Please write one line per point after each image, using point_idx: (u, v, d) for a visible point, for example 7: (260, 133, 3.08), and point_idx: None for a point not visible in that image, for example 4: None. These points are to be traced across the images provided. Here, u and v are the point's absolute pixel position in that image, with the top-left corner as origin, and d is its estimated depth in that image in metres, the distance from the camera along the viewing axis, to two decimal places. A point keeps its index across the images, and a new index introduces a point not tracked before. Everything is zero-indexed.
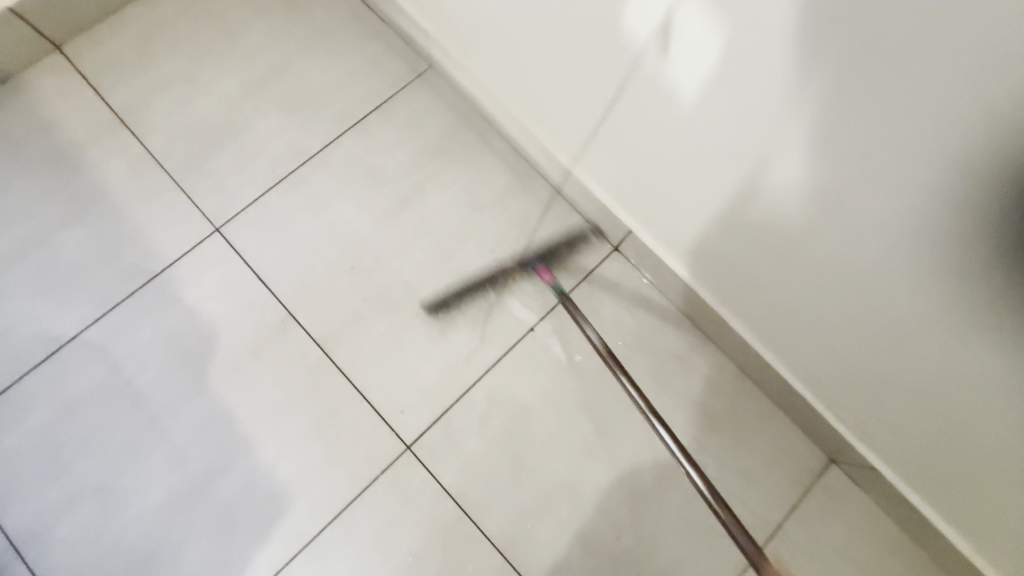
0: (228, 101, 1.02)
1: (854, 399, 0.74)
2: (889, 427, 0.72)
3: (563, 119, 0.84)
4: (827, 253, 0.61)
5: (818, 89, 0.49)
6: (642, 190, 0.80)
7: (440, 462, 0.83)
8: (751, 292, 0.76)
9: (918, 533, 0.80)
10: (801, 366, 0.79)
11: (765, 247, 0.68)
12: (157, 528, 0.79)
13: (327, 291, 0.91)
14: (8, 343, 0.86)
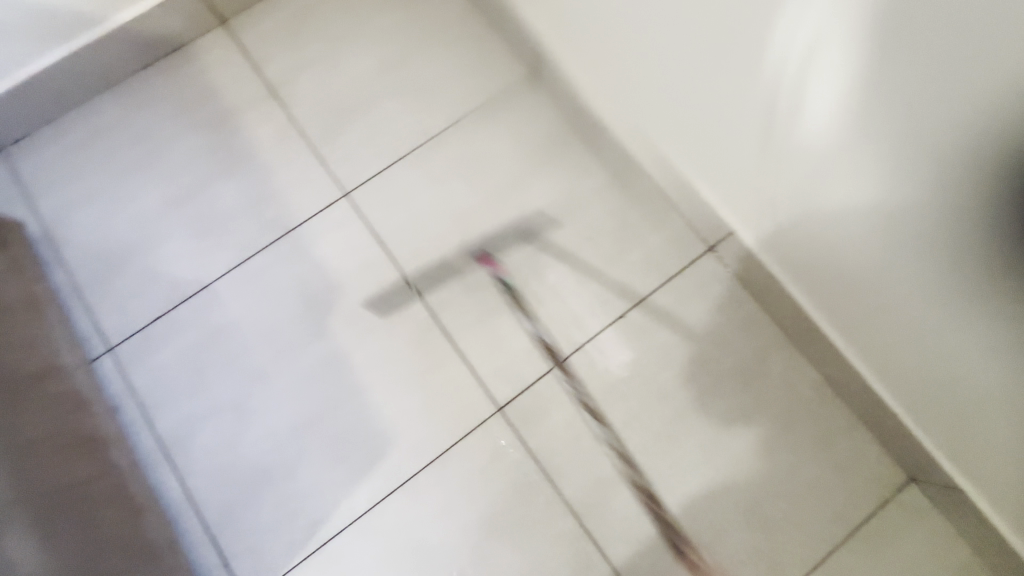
0: (362, 79, 1.13)
1: (950, 420, 0.73)
2: (981, 457, 0.71)
3: (672, 114, 0.86)
4: (870, 256, 0.67)
5: (869, 113, 0.56)
6: (726, 175, 0.85)
7: (527, 426, 0.91)
8: (836, 292, 0.78)
9: (998, 562, 0.80)
10: (897, 381, 0.78)
11: (823, 245, 0.74)
12: (278, 448, 0.90)
13: (437, 258, 1.00)
14: (169, 274, 1.00)
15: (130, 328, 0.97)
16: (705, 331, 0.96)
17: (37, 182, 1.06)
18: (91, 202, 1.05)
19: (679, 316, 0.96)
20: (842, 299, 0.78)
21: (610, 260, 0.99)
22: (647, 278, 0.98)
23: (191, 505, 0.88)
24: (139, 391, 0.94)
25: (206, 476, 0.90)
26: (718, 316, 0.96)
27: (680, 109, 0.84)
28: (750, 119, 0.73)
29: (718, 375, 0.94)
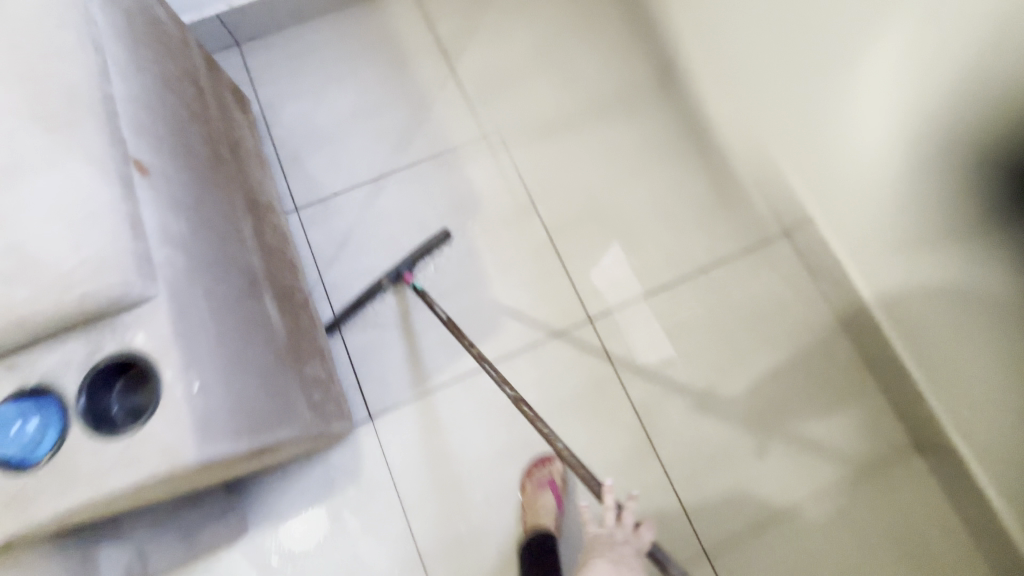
0: (522, 47, 1.37)
1: (958, 378, 0.94)
2: (982, 416, 0.92)
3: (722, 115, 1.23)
4: (890, 188, 0.91)
5: (894, 63, 0.82)
6: (749, 147, 1.18)
7: (610, 337, 1.14)
8: (872, 246, 1.00)
9: (972, 515, 1.01)
10: (916, 345, 1.00)
11: (853, 185, 0.97)
12: (417, 310, 1.15)
13: (562, 197, 1.24)
14: (353, 164, 1.27)
15: (316, 198, 1.24)
16: (770, 297, 1.16)
17: (261, 74, 1.34)
18: (301, 98, 1.32)
19: (750, 281, 1.17)
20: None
21: (703, 228, 1.21)
22: (730, 248, 1.19)
23: (338, 336, 1.14)
24: (315, 247, 1.20)
25: (357, 317, 1.15)
26: (783, 288, 1.16)
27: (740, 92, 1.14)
28: (818, 81, 0.95)
29: (773, 334, 1.14)
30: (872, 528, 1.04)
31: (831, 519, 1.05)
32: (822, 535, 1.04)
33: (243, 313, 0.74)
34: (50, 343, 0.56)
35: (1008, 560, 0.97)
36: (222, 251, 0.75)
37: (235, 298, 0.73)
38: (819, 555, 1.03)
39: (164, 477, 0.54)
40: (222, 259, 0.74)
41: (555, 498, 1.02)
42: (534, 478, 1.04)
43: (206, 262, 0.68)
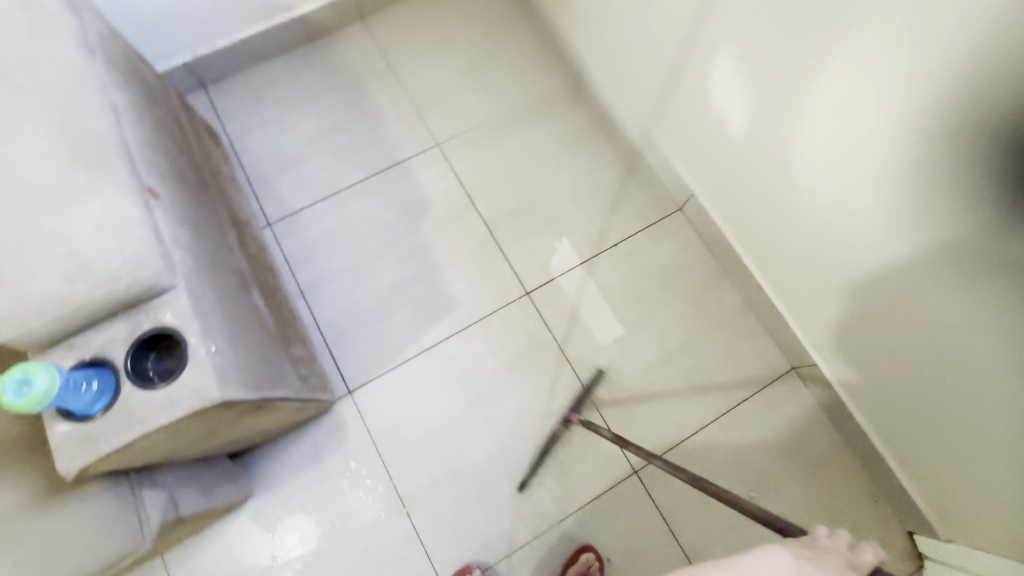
0: (454, 72, 1.61)
1: (825, 320, 1.17)
2: (851, 353, 1.14)
3: (623, 116, 1.48)
4: (777, 169, 1.09)
5: (784, 62, 0.96)
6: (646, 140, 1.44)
7: (545, 305, 1.38)
8: (757, 218, 1.21)
9: (833, 413, 1.29)
10: (777, 286, 1.27)
11: (747, 163, 1.16)
12: (381, 298, 1.37)
13: (496, 194, 1.48)
14: (315, 181, 1.47)
15: (285, 213, 1.44)
16: (671, 261, 1.42)
17: (227, 111, 1.53)
18: (265, 130, 1.52)
19: (654, 249, 1.43)
20: (991, 372, 0.86)
21: (614, 210, 1.47)
22: (637, 225, 1.45)
23: (316, 327, 1.33)
24: (288, 255, 1.40)
25: (330, 310, 1.35)
26: (680, 253, 1.43)
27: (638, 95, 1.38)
28: (727, 67, 1.08)
29: (676, 290, 1.40)
30: (763, 435, 1.30)
31: (731, 430, 1.31)
32: (725, 446, 1.30)
33: (237, 302, 0.93)
34: (104, 324, 0.76)
35: (860, 444, 1.25)
36: (217, 255, 0.95)
37: (231, 291, 0.93)
38: (723, 461, 1.29)
39: (198, 412, 0.74)
40: (218, 261, 0.94)
41: None
42: None
43: (206, 263, 0.88)
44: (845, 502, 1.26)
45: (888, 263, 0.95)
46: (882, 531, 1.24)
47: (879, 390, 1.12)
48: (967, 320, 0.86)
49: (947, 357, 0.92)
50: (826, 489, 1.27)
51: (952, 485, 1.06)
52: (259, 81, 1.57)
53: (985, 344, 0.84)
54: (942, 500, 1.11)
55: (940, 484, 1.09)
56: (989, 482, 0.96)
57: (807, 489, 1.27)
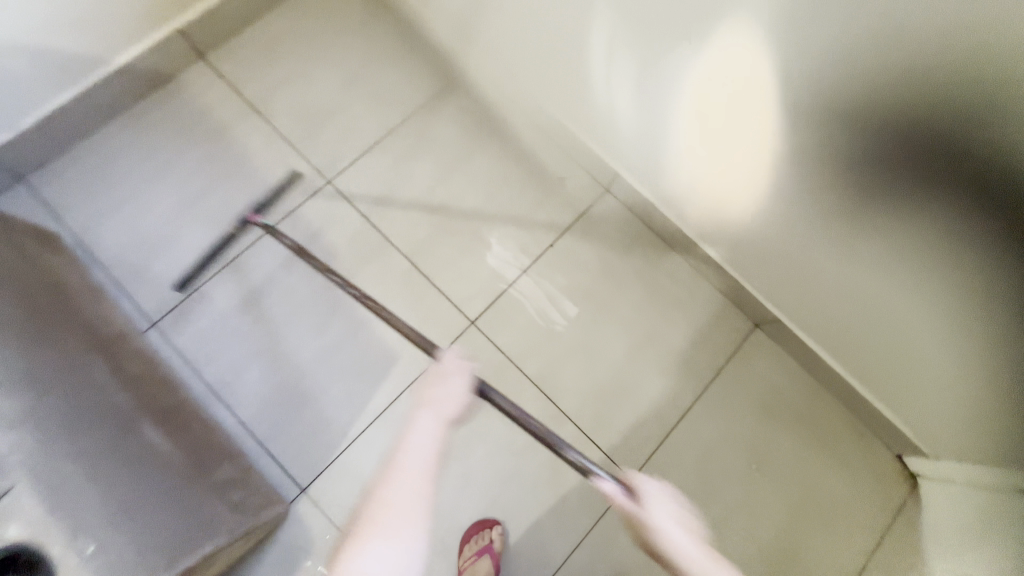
0: (326, 94, 1.40)
1: (765, 263, 1.11)
2: (796, 294, 1.10)
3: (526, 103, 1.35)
4: (683, 161, 1.05)
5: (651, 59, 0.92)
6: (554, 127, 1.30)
7: (493, 331, 1.26)
8: (682, 194, 1.15)
9: (806, 360, 1.26)
10: (720, 251, 1.21)
11: (651, 153, 1.11)
12: (309, 374, 1.19)
13: (408, 222, 1.31)
14: (195, 259, 1.25)
15: (167, 306, 1.22)
16: (611, 248, 1.33)
17: (61, 201, 1.26)
18: (116, 213, 1.27)
19: (592, 239, 1.34)
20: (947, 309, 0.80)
21: (539, 208, 1.35)
22: (566, 218, 1.35)
23: (244, 429, 1.15)
24: (186, 352, 1.19)
25: (253, 405, 1.16)
26: (618, 236, 1.34)
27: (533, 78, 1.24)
28: (598, 69, 1.05)
29: (623, 277, 1.32)
30: (747, 401, 1.26)
31: (714, 406, 1.25)
32: (712, 424, 1.24)
33: (124, 451, 0.75)
34: None
35: (838, 385, 1.23)
36: (81, 401, 0.76)
37: (112, 440, 0.75)
38: (714, 440, 1.23)
39: None
40: (83, 409, 0.75)
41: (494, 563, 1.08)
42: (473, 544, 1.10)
43: (64, 423, 0.70)
44: (838, 443, 1.24)
45: (828, 220, 0.87)
46: (878, 463, 1.24)
47: (845, 340, 1.09)
48: (911, 263, 0.79)
49: (900, 299, 0.87)
50: (819, 438, 1.24)
51: (932, 410, 1.04)
52: (93, 157, 1.30)
53: (935, 283, 0.78)
54: (930, 428, 1.09)
55: (921, 411, 1.08)
56: (967, 405, 0.93)
57: (800, 443, 1.24)
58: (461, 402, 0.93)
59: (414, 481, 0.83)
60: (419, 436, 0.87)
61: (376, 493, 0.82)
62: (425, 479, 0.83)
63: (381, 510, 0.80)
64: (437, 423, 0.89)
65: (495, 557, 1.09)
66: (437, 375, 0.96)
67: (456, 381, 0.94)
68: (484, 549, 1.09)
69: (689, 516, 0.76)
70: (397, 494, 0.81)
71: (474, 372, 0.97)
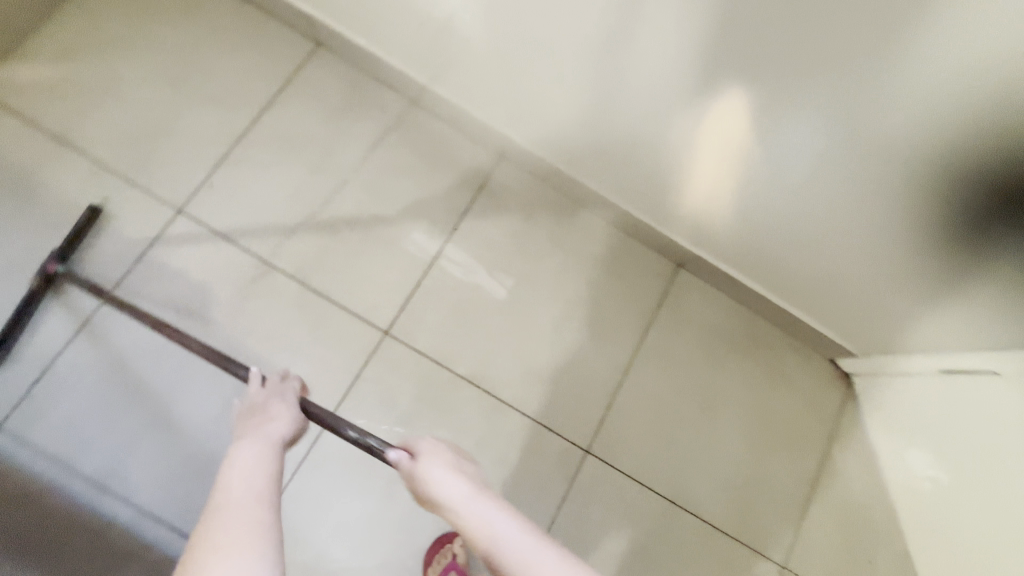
0: (152, 105, 1.18)
1: (735, 240, 1.12)
2: (771, 266, 1.12)
3: (395, 76, 1.23)
4: (566, 106, 1.06)
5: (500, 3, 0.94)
6: (433, 93, 1.21)
7: (411, 335, 1.13)
8: (574, 139, 1.12)
9: (733, 288, 1.24)
10: (626, 194, 1.18)
11: (535, 110, 1.11)
12: (211, 435, 1.04)
13: (286, 236, 1.14)
14: (33, 337, 1.04)
15: (12, 402, 1.01)
16: (520, 217, 1.24)
17: None
18: None
19: (497, 211, 1.23)
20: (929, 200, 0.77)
21: (432, 188, 1.22)
22: (465, 194, 1.23)
23: (144, 516, 0.99)
24: (53, 450, 1.00)
25: (153, 488, 1.01)
26: (524, 202, 1.25)
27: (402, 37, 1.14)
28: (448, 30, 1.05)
29: (537, 245, 1.23)
30: (686, 344, 1.23)
31: (655, 356, 1.21)
32: (657, 374, 1.20)
33: None
34: None
35: (767, 306, 1.23)
36: None
37: None
38: (662, 390, 1.20)
39: None
40: None
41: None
42: (435, 566, 1.01)
43: None
44: (778, 364, 1.25)
45: (785, 146, 0.84)
46: (817, 374, 1.25)
47: (797, 270, 1.09)
48: (894, 157, 0.75)
49: (899, 244, 0.87)
50: (759, 363, 1.24)
51: (903, 312, 1.01)
52: None
53: (914, 172, 0.75)
54: (901, 335, 1.07)
55: (889, 319, 1.05)
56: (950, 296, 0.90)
57: (743, 371, 1.23)
58: (295, 421, 0.72)
59: (244, 514, 0.52)
60: (245, 461, 0.59)
61: (184, 569, 0.47)
62: (262, 507, 0.53)
63: (202, 573, 0.46)
64: (266, 447, 0.63)
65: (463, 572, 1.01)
66: (249, 409, 0.74)
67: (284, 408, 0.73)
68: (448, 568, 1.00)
69: (468, 462, 0.72)
70: (219, 536, 0.49)
71: (298, 392, 0.79)
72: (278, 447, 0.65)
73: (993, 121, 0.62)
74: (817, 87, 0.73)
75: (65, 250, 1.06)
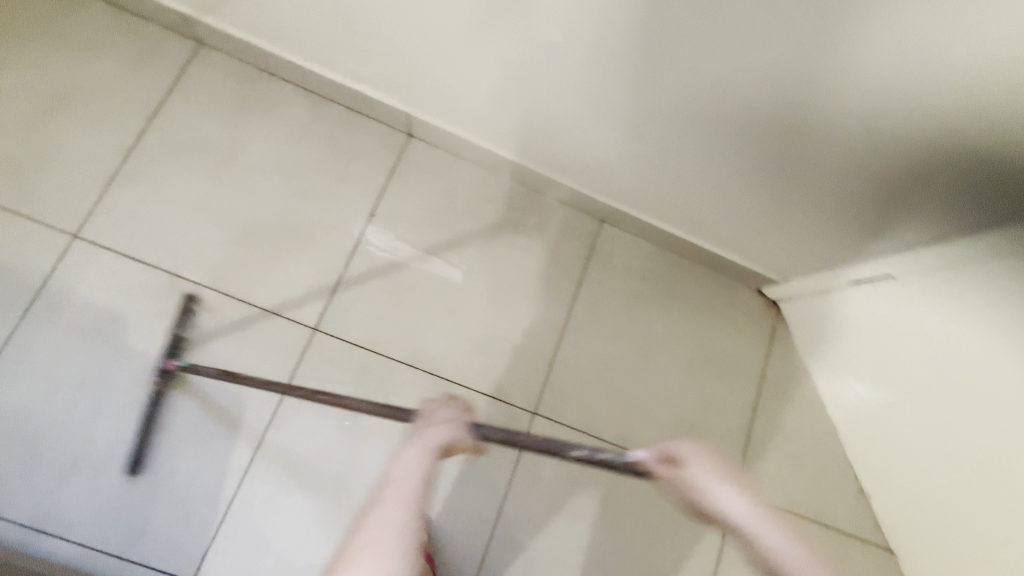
0: (28, 128, 1.11)
1: (680, 202, 1.15)
2: (721, 225, 1.17)
3: (287, 66, 1.19)
4: (457, 74, 1.06)
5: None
6: (329, 80, 1.18)
7: (342, 328, 1.12)
8: (475, 108, 1.12)
9: (656, 235, 1.27)
10: (537, 157, 1.19)
11: (430, 83, 1.10)
12: (146, 460, 1.01)
13: (197, 246, 1.11)
14: None
15: None
16: (437, 194, 1.23)
17: None
18: None
19: (413, 191, 1.22)
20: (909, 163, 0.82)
21: (343, 177, 1.19)
22: (378, 179, 1.21)
23: (94, 549, 0.98)
24: None
25: (92, 521, 0.99)
26: (441, 179, 1.24)
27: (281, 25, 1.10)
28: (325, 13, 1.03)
29: (459, 219, 1.23)
30: (618, 295, 1.25)
31: (589, 311, 1.24)
32: (593, 329, 1.23)
33: None
34: None
35: (689, 247, 1.26)
36: None
37: None
38: (601, 343, 1.23)
39: None
40: None
41: (426, 555, 1.02)
42: None
43: None
44: (708, 301, 1.29)
45: (752, 121, 0.89)
46: (745, 306, 1.30)
47: (763, 232, 1.14)
48: (875, 134, 0.81)
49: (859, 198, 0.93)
50: (691, 303, 1.28)
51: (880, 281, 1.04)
52: None
53: (896, 140, 0.80)
54: (875, 316, 1.07)
55: (867, 289, 1.07)
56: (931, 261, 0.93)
57: (675, 313, 1.27)
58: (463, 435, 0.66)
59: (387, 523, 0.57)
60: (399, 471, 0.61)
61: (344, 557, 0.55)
62: (409, 502, 0.58)
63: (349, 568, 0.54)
64: (422, 456, 0.62)
65: (425, 548, 1.03)
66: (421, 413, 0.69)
67: (440, 424, 0.66)
68: None
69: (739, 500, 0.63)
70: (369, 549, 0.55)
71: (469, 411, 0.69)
72: (435, 457, 0.63)
73: (983, 97, 0.69)
74: (794, 57, 0.76)
75: (176, 338, 1.05)
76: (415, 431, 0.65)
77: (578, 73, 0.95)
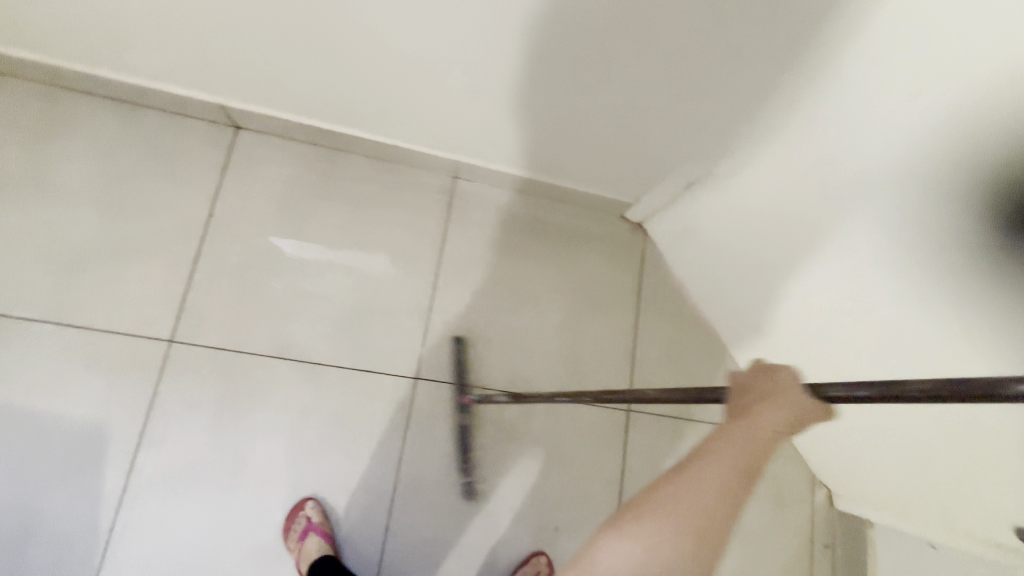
0: None
1: (537, 153, 1.13)
2: (586, 169, 1.16)
3: (83, 81, 1.13)
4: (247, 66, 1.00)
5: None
6: (131, 87, 1.13)
7: (199, 334, 1.10)
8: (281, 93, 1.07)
9: (507, 182, 1.27)
10: (364, 128, 1.16)
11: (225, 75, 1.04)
12: (10, 507, 0.99)
13: (25, 282, 1.07)
14: None
15: None
16: (277, 182, 1.20)
17: None
18: None
19: (251, 184, 1.19)
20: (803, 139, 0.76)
21: (173, 185, 1.16)
22: (211, 178, 1.17)
23: None
24: None
25: None
26: (277, 167, 1.21)
27: (51, 43, 1.03)
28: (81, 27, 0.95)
29: (305, 203, 1.20)
30: (482, 248, 1.26)
31: (455, 269, 1.24)
32: (462, 286, 1.24)
33: None
34: None
35: (541, 187, 1.27)
36: None
37: None
38: (473, 298, 1.24)
39: None
40: None
41: (323, 534, 1.03)
42: (293, 534, 1.03)
43: None
44: (573, 236, 1.31)
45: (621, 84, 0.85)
46: (610, 233, 1.33)
47: (645, 177, 1.14)
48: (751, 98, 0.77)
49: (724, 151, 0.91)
50: (557, 241, 1.30)
51: (835, 258, 0.80)
52: None
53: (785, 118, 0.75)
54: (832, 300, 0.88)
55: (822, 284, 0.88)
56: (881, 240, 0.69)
57: (542, 254, 1.29)
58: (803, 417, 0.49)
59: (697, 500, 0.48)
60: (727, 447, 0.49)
61: (640, 502, 0.50)
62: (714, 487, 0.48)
63: (634, 521, 0.49)
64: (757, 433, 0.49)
65: (322, 528, 1.04)
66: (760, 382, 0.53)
67: (772, 399, 0.50)
68: (305, 530, 1.02)
69: None
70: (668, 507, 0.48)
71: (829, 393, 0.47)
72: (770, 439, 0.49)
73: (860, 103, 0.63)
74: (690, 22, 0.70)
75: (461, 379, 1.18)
76: (744, 398, 0.51)
77: (395, 60, 0.91)
